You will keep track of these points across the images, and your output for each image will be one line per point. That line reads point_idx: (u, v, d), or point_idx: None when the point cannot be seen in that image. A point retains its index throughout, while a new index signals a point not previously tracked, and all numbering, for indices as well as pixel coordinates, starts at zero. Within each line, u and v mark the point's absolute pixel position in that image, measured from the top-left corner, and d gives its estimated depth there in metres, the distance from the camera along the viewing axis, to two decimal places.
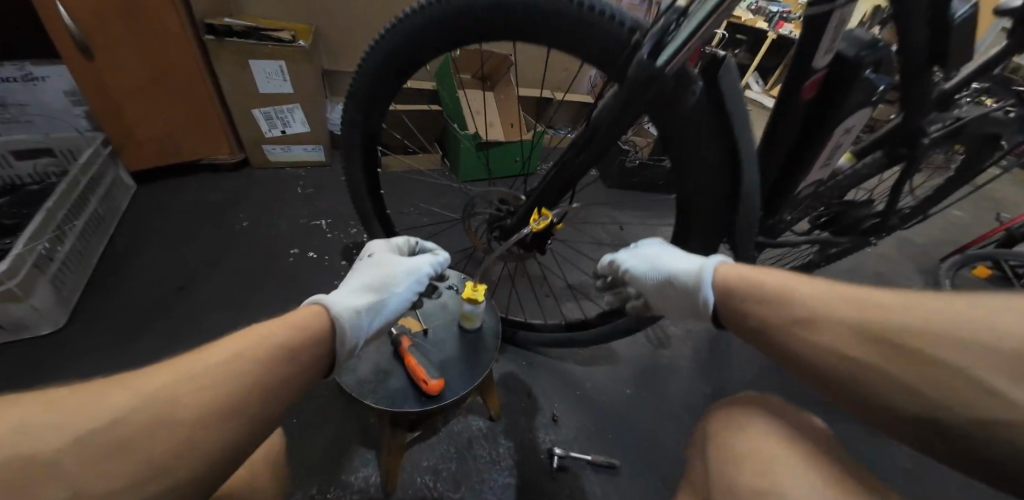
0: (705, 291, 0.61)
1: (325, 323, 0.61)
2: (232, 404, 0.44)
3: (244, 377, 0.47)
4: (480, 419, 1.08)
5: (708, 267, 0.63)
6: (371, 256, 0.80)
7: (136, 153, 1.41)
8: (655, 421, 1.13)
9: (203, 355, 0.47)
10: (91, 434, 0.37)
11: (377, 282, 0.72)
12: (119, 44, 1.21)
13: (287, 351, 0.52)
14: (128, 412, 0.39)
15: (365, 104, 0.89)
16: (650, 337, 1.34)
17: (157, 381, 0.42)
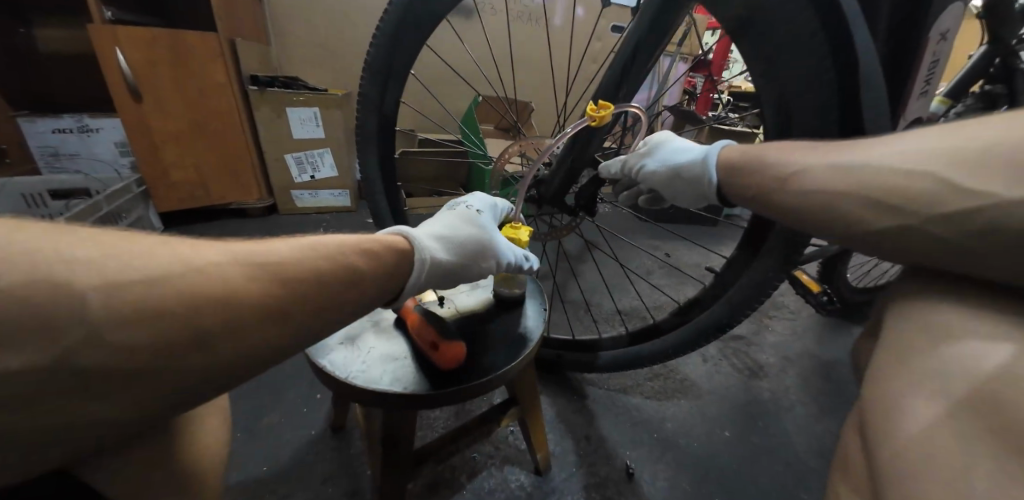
0: (706, 171, 0.53)
1: (405, 264, 0.41)
2: (286, 346, 0.30)
3: (253, 292, 0.28)
4: (522, 473, 0.74)
5: (712, 148, 0.54)
6: (478, 211, 0.55)
7: (166, 196, 1.40)
8: (777, 477, 0.78)
9: (286, 254, 0.30)
10: (104, 310, 0.22)
11: (476, 245, 0.50)
12: (168, 91, 1.28)
13: (331, 277, 0.32)
14: (165, 300, 0.24)
15: (383, 70, 0.77)
16: (738, 366, 1.03)
17: (218, 265, 0.27)
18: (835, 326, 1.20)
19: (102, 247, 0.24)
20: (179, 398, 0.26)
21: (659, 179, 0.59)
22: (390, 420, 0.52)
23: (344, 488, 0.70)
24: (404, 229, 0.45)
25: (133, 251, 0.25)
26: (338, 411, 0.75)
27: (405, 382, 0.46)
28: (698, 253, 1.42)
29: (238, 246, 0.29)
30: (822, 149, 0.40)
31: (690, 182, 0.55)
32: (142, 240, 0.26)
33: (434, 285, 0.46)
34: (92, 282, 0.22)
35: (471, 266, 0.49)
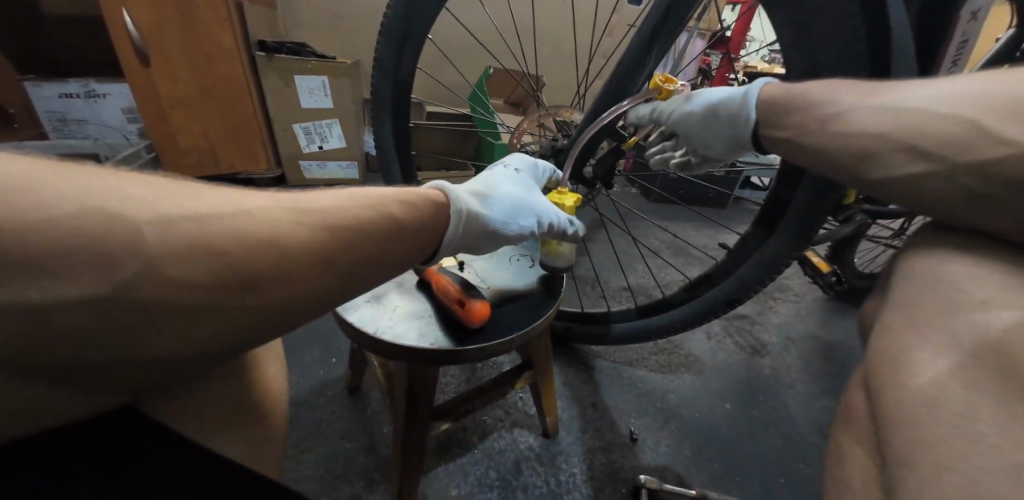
0: (744, 107, 0.51)
1: (442, 219, 0.42)
2: (327, 292, 0.31)
3: (292, 239, 0.28)
4: (531, 436, 0.78)
5: (752, 86, 0.52)
6: (517, 170, 0.59)
7: (175, 162, 1.40)
8: (776, 449, 0.81)
9: (325, 204, 0.32)
10: (160, 245, 0.23)
11: (512, 205, 0.51)
12: (175, 56, 1.26)
13: (359, 234, 0.32)
14: (217, 239, 0.25)
15: (400, 32, 0.75)
16: (741, 344, 1.06)
17: (263, 210, 0.28)
18: (837, 309, 1.22)
19: (157, 192, 0.25)
20: (228, 337, 0.27)
21: (697, 120, 0.55)
22: (410, 377, 0.54)
23: (361, 445, 0.73)
24: (443, 183, 0.45)
25: (185, 194, 0.26)
26: (354, 373, 0.78)
27: (431, 337, 0.49)
28: (707, 234, 1.44)
29: (282, 197, 0.31)
30: (816, 118, 0.42)
31: (726, 123, 0.53)
32: (188, 187, 0.27)
33: (467, 245, 0.47)
34: (148, 219, 0.23)
35: (509, 229, 0.50)
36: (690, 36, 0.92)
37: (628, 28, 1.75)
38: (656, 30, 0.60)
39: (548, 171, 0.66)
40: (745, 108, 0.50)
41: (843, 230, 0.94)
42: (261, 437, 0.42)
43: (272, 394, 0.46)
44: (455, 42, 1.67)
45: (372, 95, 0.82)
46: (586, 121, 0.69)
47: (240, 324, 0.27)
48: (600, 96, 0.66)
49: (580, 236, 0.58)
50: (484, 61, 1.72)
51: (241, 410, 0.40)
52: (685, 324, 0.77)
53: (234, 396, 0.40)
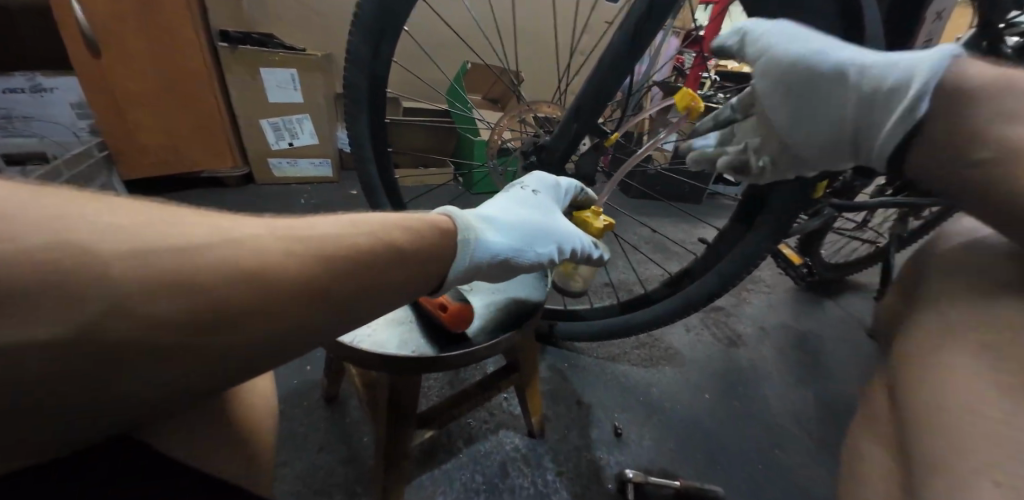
0: (916, 86, 0.35)
1: (449, 247, 0.39)
2: (320, 324, 0.29)
3: (279, 267, 0.26)
4: (517, 437, 0.77)
5: (926, 52, 0.36)
6: (535, 191, 0.56)
7: (134, 160, 1.31)
8: (753, 437, 0.84)
9: (319, 229, 0.30)
10: (127, 280, 0.21)
11: (532, 231, 0.50)
12: (130, 48, 1.18)
13: (354, 262, 0.30)
14: (195, 270, 0.23)
15: (374, 26, 0.72)
16: (719, 335, 1.08)
17: (250, 239, 0.26)
18: (808, 299, 1.27)
19: (129, 217, 0.23)
20: (211, 376, 0.25)
21: (809, 78, 0.40)
22: (394, 384, 0.53)
23: (341, 456, 0.70)
24: (452, 207, 0.43)
25: (150, 216, 0.24)
26: (331, 382, 0.75)
27: (412, 344, 0.49)
28: (683, 228, 1.47)
29: (271, 222, 0.29)
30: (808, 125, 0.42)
31: (881, 106, 0.38)
32: (154, 205, 0.25)
33: (479, 275, 0.44)
34: (116, 251, 0.21)
35: (526, 258, 0.49)
36: (667, 33, 0.92)
37: (604, 24, 1.76)
38: (637, 21, 0.59)
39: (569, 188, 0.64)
40: (925, 78, 0.34)
41: (812, 223, 0.96)
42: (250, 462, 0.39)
43: (258, 411, 0.43)
44: (430, 36, 1.62)
45: (345, 91, 0.78)
46: (568, 118, 0.68)
47: (222, 362, 0.25)
48: (583, 92, 0.65)
49: (601, 260, 0.61)
50: (461, 56, 1.69)
51: (224, 437, 0.37)
52: (667, 319, 0.78)
53: (215, 422, 0.37)
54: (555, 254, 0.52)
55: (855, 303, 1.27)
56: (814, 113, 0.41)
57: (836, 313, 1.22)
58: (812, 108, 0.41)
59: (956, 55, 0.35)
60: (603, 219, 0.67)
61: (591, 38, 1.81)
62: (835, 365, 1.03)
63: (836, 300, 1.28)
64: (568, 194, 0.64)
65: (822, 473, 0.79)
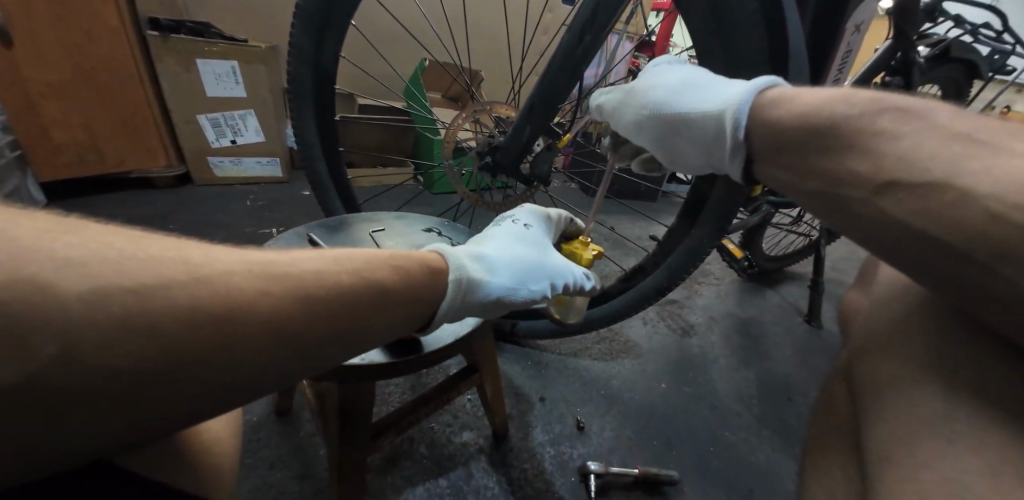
0: (722, 124, 0.42)
1: (439, 284, 0.41)
2: (286, 366, 0.29)
3: (253, 310, 0.26)
4: (481, 438, 0.77)
5: (747, 89, 0.41)
6: (527, 225, 0.59)
7: (48, 159, 1.16)
8: (706, 420, 0.88)
9: (298, 267, 0.29)
10: (85, 322, 0.20)
11: (525, 269, 0.51)
12: (45, 35, 1.05)
13: (335, 302, 0.30)
14: (163, 314, 0.22)
15: (320, 18, 0.69)
16: (673, 326, 1.14)
17: (226, 277, 0.25)
18: (752, 289, 1.36)
19: (69, 245, 0.22)
20: (164, 422, 0.24)
21: (661, 128, 0.48)
22: (346, 395, 0.51)
23: (295, 472, 0.67)
24: (444, 246, 0.46)
25: (78, 234, 0.23)
26: (282, 394, 0.72)
27: (361, 353, 0.47)
28: (638, 225, 1.53)
29: (248, 255, 0.28)
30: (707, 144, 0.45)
31: (713, 140, 0.44)
32: (83, 225, 0.23)
33: (470, 310, 0.45)
34: (75, 290, 0.20)
35: (519, 295, 0.50)
36: (619, 37, 0.94)
37: (560, 26, 1.79)
38: (584, 26, 0.60)
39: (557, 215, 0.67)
40: (733, 121, 0.40)
41: (752, 219, 1.03)
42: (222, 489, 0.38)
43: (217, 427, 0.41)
44: (384, 32, 1.58)
45: (290, 89, 0.74)
46: (521, 120, 0.69)
47: (177, 407, 0.24)
48: (535, 94, 0.66)
49: (594, 292, 0.61)
50: (417, 53, 1.66)
51: (185, 467, 0.35)
52: (622, 313, 0.81)
53: (165, 448, 0.35)
54: (548, 291, 0.53)
55: (792, 291, 1.37)
56: (677, 148, 0.49)
57: (776, 301, 1.32)
58: (672, 146, 0.49)
59: (773, 93, 0.39)
60: (592, 248, 0.66)
61: (547, 39, 1.83)
62: (777, 349, 1.12)
63: (776, 289, 1.38)
64: (558, 224, 0.67)
65: (770, 450, 0.85)
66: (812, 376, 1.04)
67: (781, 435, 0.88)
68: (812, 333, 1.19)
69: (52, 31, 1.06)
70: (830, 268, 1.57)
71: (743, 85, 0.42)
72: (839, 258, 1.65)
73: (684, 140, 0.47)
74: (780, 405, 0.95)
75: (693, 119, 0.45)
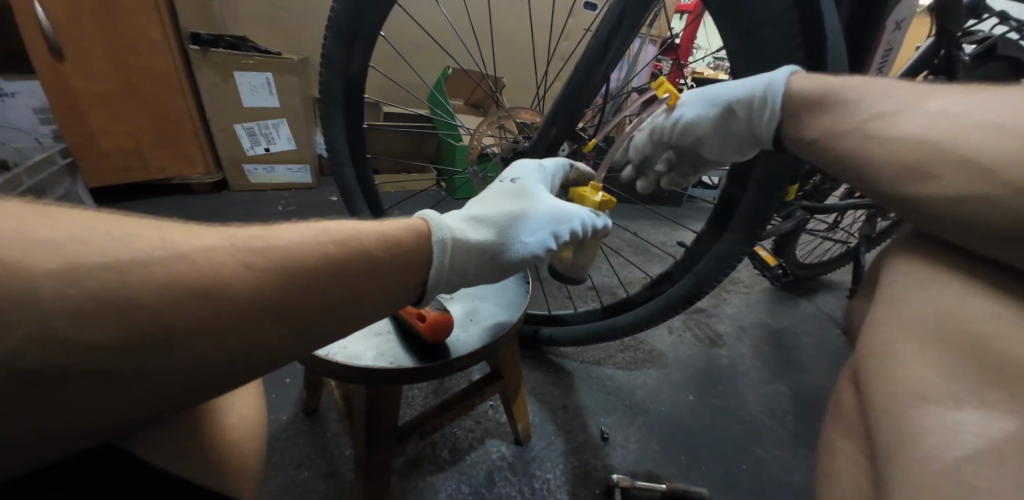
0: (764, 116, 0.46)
1: (424, 251, 0.39)
2: (282, 340, 0.29)
3: (236, 282, 0.26)
4: (502, 445, 0.77)
5: (776, 79, 0.45)
6: (513, 181, 0.56)
7: (97, 166, 1.24)
8: (735, 434, 0.85)
9: (281, 240, 0.29)
10: (69, 299, 0.20)
11: (516, 221, 0.49)
12: (96, 51, 1.13)
13: (320, 269, 0.30)
14: (141, 289, 0.22)
15: (349, 30, 0.71)
16: (700, 336, 1.10)
17: (206, 252, 0.25)
18: (784, 297, 1.31)
19: (98, 233, 0.22)
20: (154, 398, 0.24)
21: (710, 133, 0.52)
22: (372, 396, 0.51)
23: (320, 472, 0.68)
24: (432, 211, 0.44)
25: (116, 232, 0.23)
26: (310, 395, 0.73)
27: (389, 356, 0.48)
28: (663, 232, 1.50)
29: (233, 231, 0.28)
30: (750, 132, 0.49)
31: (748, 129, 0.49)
32: (124, 223, 0.24)
33: (465, 277, 0.44)
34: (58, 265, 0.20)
35: (507, 248, 0.47)
36: (644, 42, 0.93)
37: (584, 34, 1.79)
38: (613, 31, 0.60)
39: (556, 167, 0.63)
40: (771, 98, 0.45)
41: (786, 226, 1.00)
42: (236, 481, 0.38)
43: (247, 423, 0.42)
44: (410, 42, 1.61)
45: (321, 98, 0.77)
46: (547, 124, 0.69)
47: (164, 385, 0.24)
48: (560, 99, 0.66)
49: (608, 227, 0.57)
50: (442, 62, 1.69)
51: (214, 463, 0.36)
52: (648, 321, 0.79)
53: (199, 439, 0.36)
54: (550, 242, 0.50)
55: (828, 301, 1.31)
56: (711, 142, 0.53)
57: (812, 311, 1.26)
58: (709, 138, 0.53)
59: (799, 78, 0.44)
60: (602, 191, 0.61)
61: (571, 45, 1.83)
62: (811, 362, 1.06)
63: (810, 298, 1.32)
64: (556, 173, 0.63)
65: (805, 467, 0.80)
66: None
67: (819, 455, 0.83)
68: (851, 346, 1.13)
69: (100, 45, 1.13)
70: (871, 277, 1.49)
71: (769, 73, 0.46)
72: None
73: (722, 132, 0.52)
74: (815, 421, 0.90)
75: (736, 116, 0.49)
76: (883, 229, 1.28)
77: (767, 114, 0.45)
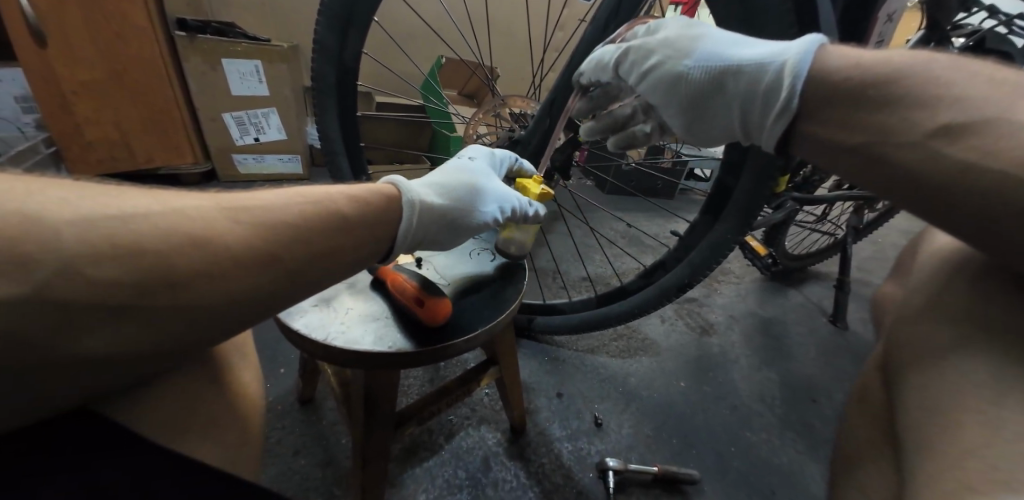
0: (778, 90, 0.37)
1: (394, 214, 0.42)
2: (273, 287, 0.30)
3: (228, 237, 0.27)
4: (497, 431, 0.77)
5: (803, 50, 0.36)
6: (472, 158, 0.58)
7: (82, 155, 1.23)
8: (725, 419, 0.87)
9: (263, 204, 0.31)
10: (78, 245, 0.22)
11: (474, 193, 0.51)
12: (77, 36, 1.10)
13: (304, 229, 0.32)
14: (140, 238, 0.24)
15: (343, 15, 0.70)
16: (691, 325, 1.12)
17: (195, 209, 0.27)
18: (774, 287, 1.34)
19: (89, 202, 0.24)
20: (156, 344, 0.26)
21: (694, 93, 0.42)
22: (368, 381, 0.52)
23: (317, 460, 0.68)
24: (399, 177, 0.46)
25: (115, 210, 0.24)
26: (306, 384, 0.73)
27: (389, 340, 0.48)
28: (656, 223, 1.52)
29: (216, 196, 0.30)
30: (746, 107, 0.40)
31: (758, 106, 0.39)
32: (106, 196, 0.25)
33: (426, 237, 0.46)
34: (66, 219, 0.22)
35: (472, 214, 0.50)
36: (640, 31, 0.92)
37: (579, 23, 1.78)
38: (609, 19, 0.60)
39: (507, 160, 0.64)
40: (793, 75, 0.35)
41: (776, 216, 1.02)
42: (233, 447, 0.39)
43: (242, 404, 0.43)
44: (404, 31, 1.60)
45: (314, 86, 0.76)
46: (542, 113, 0.69)
47: (166, 330, 0.26)
48: (556, 87, 0.66)
49: (540, 217, 0.60)
50: (436, 51, 1.67)
51: (207, 436, 0.37)
52: (641, 309, 0.80)
53: (196, 412, 0.37)
54: (499, 215, 0.53)
55: (818, 291, 1.34)
56: (693, 105, 0.43)
57: (802, 299, 1.29)
58: (693, 101, 0.43)
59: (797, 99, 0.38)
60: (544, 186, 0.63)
61: (566, 35, 1.82)
62: (799, 349, 1.09)
63: (799, 288, 1.34)
64: (506, 164, 0.64)
65: (796, 453, 0.82)
66: (838, 377, 1.02)
67: (807, 439, 0.86)
68: (837, 334, 1.16)
69: (84, 33, 1.10)
70: (859, 268, 1.52)
71: (794, 43, 0.37)
72: (864, 257, 1.61)
73: (713, 92, 0.42)
74: (803, 407, 0.93)
75: (735, 76, 0.40)
76: (872, 220, 1.31)
77: (783, 96, 0.36)
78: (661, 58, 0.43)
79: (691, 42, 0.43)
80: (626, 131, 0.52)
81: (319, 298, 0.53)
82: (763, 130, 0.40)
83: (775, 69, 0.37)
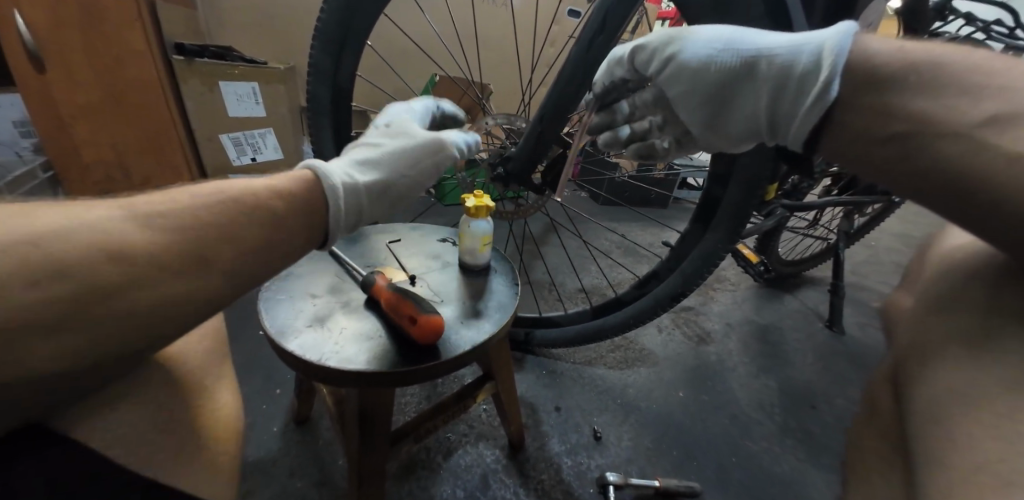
0: (818, 70, 0.36)
1: (318, 195, 0.41)
2: (217, 284, 0.30)
3: (149, 242, 0.27)
4: (496, 448, 0.77)
5: (841, 34, 0.35)
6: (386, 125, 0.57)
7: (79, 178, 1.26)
8: (724, 429, 0.87)
9: (177, 205, 0.30)
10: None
11: (392, 156, 0.51)
12: (75, 61, 1.12)
13: (229, 221, 0.32)
14: (61, 254, 0.24)
15: (337, 39, 0.72)
16: (689, 334, 1.12)
17: (104, 221, 0.26)
18: (769, 293, 1.34)
19: (32, 223, 0.24)
20: (108, 355, 0.26)
21: (724, 75, 0.41)
22: (362, 400, 0.52)
23: (313, 480, 0.68)
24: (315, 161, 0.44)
25: (33, 229, 0.24)
26: (302, 403, 0.73)
27: (383, 359, 0.48)
28: (650, 233, 1.53)
29: (126, 204, 0.29)
30: (782, 86, 0.39)
31: (791, 90, 0.38)
32: (84, 219, 0.26)
33: (362, 217, 0.46)
34: None
35: (392, 183, 0.49)
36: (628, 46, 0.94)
37: (569, 39, 1.82)
38: (596, 36, 0.61)
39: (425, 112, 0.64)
40: (836, 52, 0.34)
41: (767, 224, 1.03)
42: (208, 461, 0.38)
43: (218, 413, 0.42)
44: (397, 51, 1.63)
45: (308, 108, 0.78)
46: (531, 132, 0.70)
47: (115, 339, 0.25)
48: (545, 104, 0.67)
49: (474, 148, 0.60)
50: (429, 68, 1.71)
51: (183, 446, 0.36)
52: (637, 320, 0.80)
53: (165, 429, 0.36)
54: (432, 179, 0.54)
55: (813, 296, 1.35)
56: (722, 87, 0.42)
57: (797, 304, 1.30)
58: (721, 85, 0.42)
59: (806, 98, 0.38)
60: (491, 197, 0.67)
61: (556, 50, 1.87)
62: (797, 356, 1.09)
63: (794, 294, 1.35)
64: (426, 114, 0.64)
65: (797, 462, 0.82)
66: (836, 383, 1.02)
67: (807, 447, 0.85)
68: (834, 339, 1.16)
69: (81, 58, 1.12)
70: (853, 271, 1.54)
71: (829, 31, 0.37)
72: (857, 261, 1.62)
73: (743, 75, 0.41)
74: (802, 414, 0.93)
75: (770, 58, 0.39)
76: (862, 224, 1.33)
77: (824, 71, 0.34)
78: (687, 40, 0.42)
79: (719, 27, 0.42)
80: (646, 141, 0.51)
81: (313, 317, 0.53)
82: (791, 114, 0.39)
83: (815, 48, 0.37)
